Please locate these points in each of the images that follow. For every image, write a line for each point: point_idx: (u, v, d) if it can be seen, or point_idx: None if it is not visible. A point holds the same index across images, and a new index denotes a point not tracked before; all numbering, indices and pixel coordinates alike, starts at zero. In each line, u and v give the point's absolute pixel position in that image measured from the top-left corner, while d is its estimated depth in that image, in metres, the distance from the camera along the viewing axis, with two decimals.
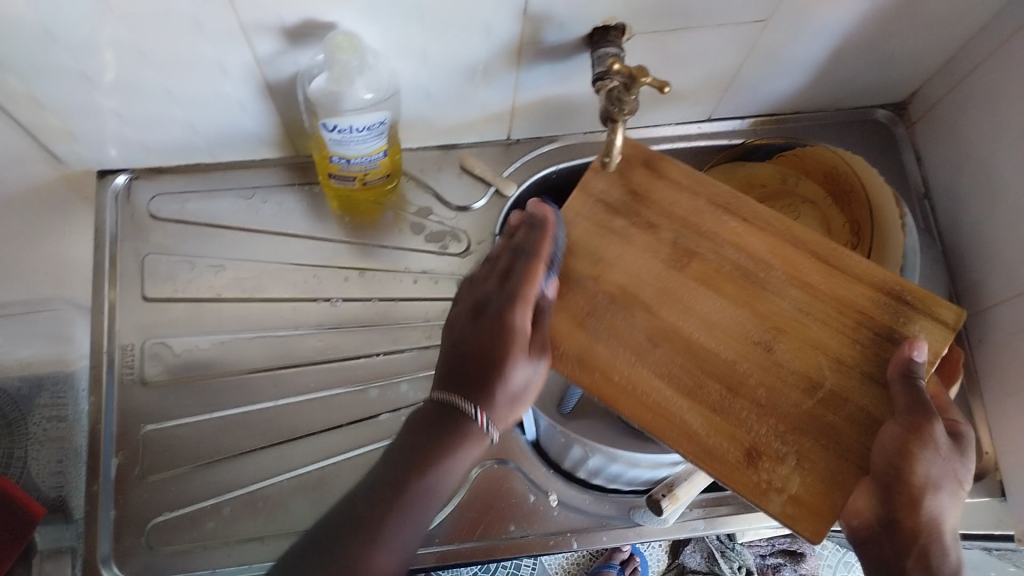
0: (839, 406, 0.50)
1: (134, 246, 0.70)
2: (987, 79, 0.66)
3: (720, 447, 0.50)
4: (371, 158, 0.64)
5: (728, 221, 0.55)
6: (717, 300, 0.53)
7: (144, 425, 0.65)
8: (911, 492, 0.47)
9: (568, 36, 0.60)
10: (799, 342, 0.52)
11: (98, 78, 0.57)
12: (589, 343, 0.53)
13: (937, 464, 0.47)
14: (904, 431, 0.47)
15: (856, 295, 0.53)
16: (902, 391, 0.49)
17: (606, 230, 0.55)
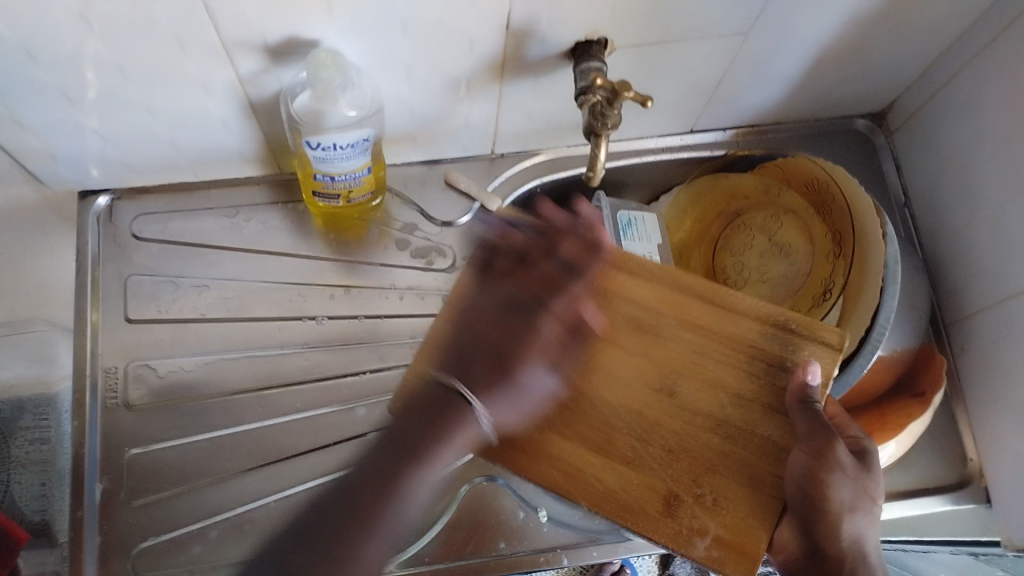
0: (746, 442, 0.51)
1: (116, 267, 0.69)
2: (964, 89, 0.68)
3: (638, 499, 0.51)
4: (355, 175, 0.64)
5: (617, 274, 0.54)
6: (616, 351, 0.53)
7: (128, 449, 0.64)
8: (830, 518, 0.49)
9: (550, 51, 0.60)
10: (700, 384, 0.52)
11: (79, 97, 0.57)
12: (499, 419, 0.51)
13: (847, 488, 0.49)
14: (809, 458, 0.49)
15: (746, 331, 0.53)
16: (800, 419, 0.49)
17: (499, 303, 0.54)
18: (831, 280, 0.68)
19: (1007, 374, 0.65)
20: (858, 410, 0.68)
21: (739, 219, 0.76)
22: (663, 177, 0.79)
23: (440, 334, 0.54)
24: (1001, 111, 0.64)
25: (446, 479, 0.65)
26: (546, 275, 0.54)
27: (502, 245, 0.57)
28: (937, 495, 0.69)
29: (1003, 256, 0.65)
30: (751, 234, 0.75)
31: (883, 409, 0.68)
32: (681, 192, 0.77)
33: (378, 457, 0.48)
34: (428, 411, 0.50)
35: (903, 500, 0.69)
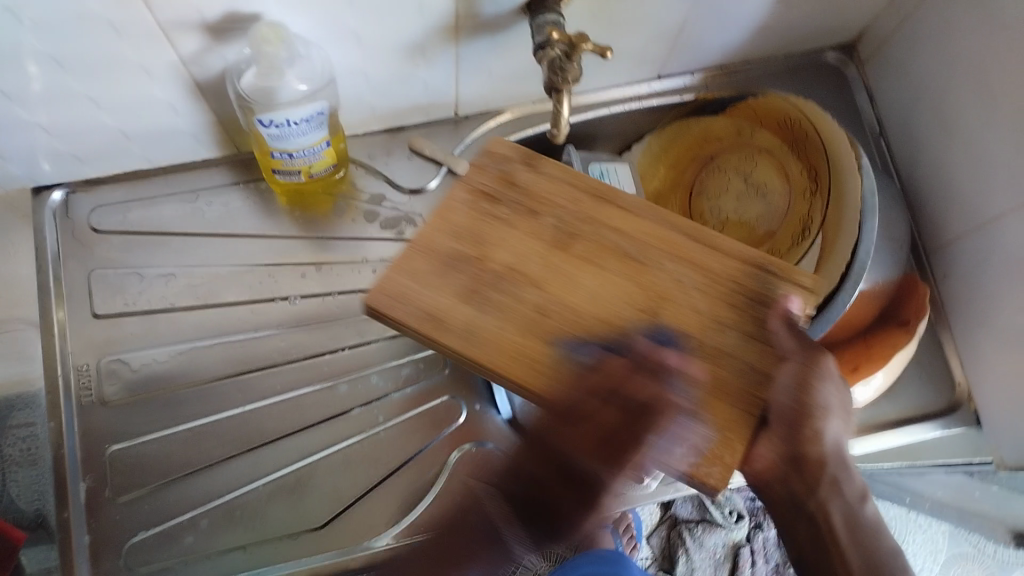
0: (722, 363, 0.46)
1: (79, 262, 0.67)
2: (935, 12, 0.66)
3: (618, 411, 0.44)
4: (314, 149, 0.62)
5: (605, 211, 0.50)
6: (591, 272, 0.47)
7: (109, 445, 0.63)
8: (812, 422, 0.46)
9: (506, 6, 0.58)
10: (682, 309, 0.47)
11: (18, 92, 0.54)
12: (475, 318, 0.45)
13: (835, 394, 0.46)
14: (796, 373, 0.45)
15: (724, 269, 0.48)
16: (787, 337, 0.46)
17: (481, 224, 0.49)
18: (810, 217, 0.67)
19: (990, 300, 0.64)
20: (845, 343, 0.67)
21: (714, 162, 0.73)
22: (634, 127, 0.77)
23: (428, 234, 0.48)
24: (970, 34, 0.62)
25: (436, 449, 0.65)
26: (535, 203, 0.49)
27: (489, 162, 0.51)
28: (929, 421, 0.69)
29: (980, 182, 0.64)
30: (726, 176, 0.72)
31: (870, 342, 0.67)
32: (652, 139, 0.75)
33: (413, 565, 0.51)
34: (469, 541, 0.48)
35: (895, 429, 0.68)
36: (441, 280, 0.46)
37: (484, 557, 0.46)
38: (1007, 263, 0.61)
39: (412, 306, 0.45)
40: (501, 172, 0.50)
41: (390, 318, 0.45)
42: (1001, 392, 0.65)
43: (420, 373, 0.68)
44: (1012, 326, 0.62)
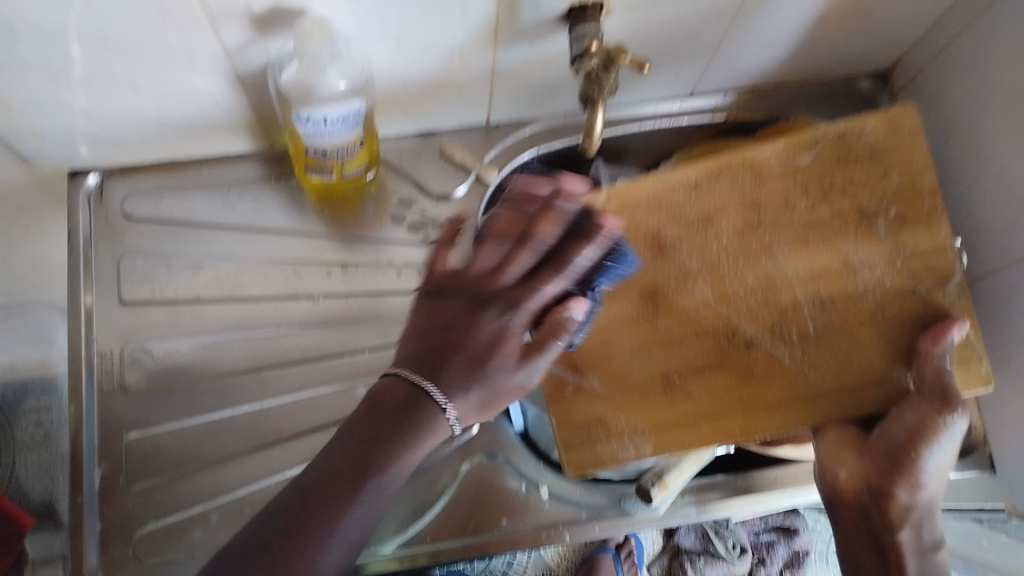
0: (788, 316, 0.55)
1: (110, 249, 0.68)
2: (971, 43, 0.65)
3: (737, 242, 0.56)
4: (349, 148, 0.62)
5: (599, 312, 0.58)
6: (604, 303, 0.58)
7: (127, 432, 0.64)
8: (915, 475, 0.52)
9: (544, 15, 0.58)
10: (710, 345, 0.56)
11: (62, 74, 0.54)
12: None
13: (947, 459, 0.52)
14: (916, 416, 0.51)
15: (701, 343, 0.56)
16: (929, 375, 0.52)
17: (597, 352, 0.58)
18: None
19: (1009, 339, 0.64)
20: None
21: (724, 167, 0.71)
22: (663, 144, 0.77)
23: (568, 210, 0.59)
24: (1005, 68, 0.62)
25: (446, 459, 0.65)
26: (596, 343, 0.58)
27: None
28: None
29: (1011, 218, 0.63)
30: None
31: None
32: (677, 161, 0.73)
33: (324, 464, 0.48)
34: (387, 418, 0.49)
35: None
36: None
37: (420, 420, 0.48)
38: None
39: None
40: None
41: None
42: (1017, 436, 0.65)
43: None
44: None
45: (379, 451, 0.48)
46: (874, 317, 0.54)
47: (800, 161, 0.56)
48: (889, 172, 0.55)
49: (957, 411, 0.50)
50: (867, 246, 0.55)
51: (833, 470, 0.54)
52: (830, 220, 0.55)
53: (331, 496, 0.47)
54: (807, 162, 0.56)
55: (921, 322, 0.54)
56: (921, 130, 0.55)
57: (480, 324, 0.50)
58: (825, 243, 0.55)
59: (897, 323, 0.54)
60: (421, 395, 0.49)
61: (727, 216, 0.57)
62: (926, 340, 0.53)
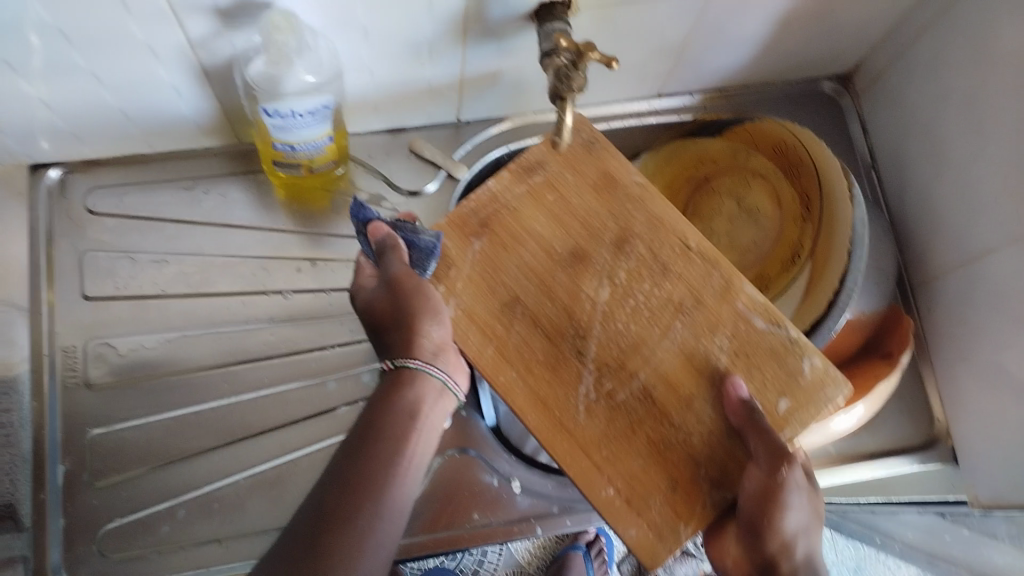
0: (622, 381, 0.51)
1: (71, 243, 0.67)
2: (931, 44, 0.67)
3: (654, 305, 0.53)
4: (316, 143, 0.62)
5: (539, 219, 0.55)
6: (542, 221, 0.55)
7: (89, 429, 0.63)
8: (778, 538, 0.47)
9: (513, 12, 0.58)
10: (552, 329, 0.52)
11: (23, 65, 0.53)
12: (572, 195, 0.55)
13: (803, 514, 0.47)
14: (763, 474, 0.47)
15: (550, 319, 0.52)
16: (755, 438, 0.48)
17: (506, 233, 0.54)
18: (801, 245, 0.69)
19: (972, 333, 0.66)
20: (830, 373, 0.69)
21: (708, 184, 0.74)
22: (631, 145, 0.78)
23: (608, 156, 0.57)
24: (965, 68, 0.63)
25: None
26: (510, 231, 0.54)
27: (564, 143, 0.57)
28: (904, 455, 0.71)
29: (969, 215, 0.65)
30: (720, 199, 0.73)
31: (853, 372, 0.69)
32: (647, 159, 0.75)
33: (332, 476, 0.46)
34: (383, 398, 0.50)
35: (871, 461, 0.71)
36: (580, 169, 0.56)
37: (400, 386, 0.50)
38: (992, 298, 0.63)
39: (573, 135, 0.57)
40: (582, 147, 0.57)
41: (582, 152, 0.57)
42: (976, 426, 0.67)
43: None
44: (991, 361, 0.64)
45: (381, 412, 0.49)
46: (670, 442, 0.50)
47: (753, 322, 0.52)
48: (782, 396, 0.51)
49: (790, 460, 0.47)
50: (714, 405, 0.51)
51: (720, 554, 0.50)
52: (722, 368, 0.51)
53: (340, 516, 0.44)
54: (754, 327, 0.52)
55: (674, 485, 0.49)
56: (835, 408, 0.51)
57: (374, 301, 0.53)
58: (705, 374, 0.51)
59: (651, 464, 0.49)
60: (404, 367, 0.50)
61: (681, 284, 0.53)
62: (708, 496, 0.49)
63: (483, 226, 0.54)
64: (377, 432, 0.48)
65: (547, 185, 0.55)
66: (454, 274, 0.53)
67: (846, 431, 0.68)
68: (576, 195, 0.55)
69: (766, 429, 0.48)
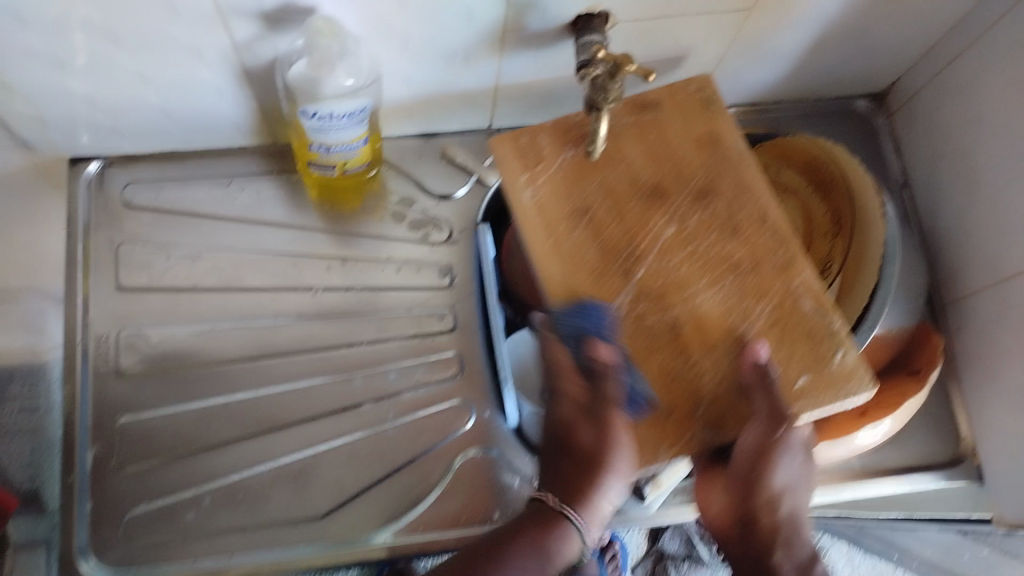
0: (657, 308, 0.53)
1: (108, 235, 0.68)
2: (967, 66, 0.67)
3: (710, 254, 0.54)
4: (351, 146, 0.63)
5: (632, 142, 0.59)
6: (634, 150, 0.58)
7: (119, 417, 0.64)
8: (764, 493, 0.53)
9: (551, 22, 0.59)
10: (610, 244, 0.55)
11: (70, 61, 0.55)
12: (672, 138, 0.59)
13: (791, 471, 0.53)
14: (759, 432, 0.49)
15: (609, 235, 0.55)
16: (761, 396, 0.49)
17: (600, 151, 0.58)
18: (831, 260, 0.69)
19: (1001, 354, 0.65)
20: None
21: None
22: None
23: (723, 127, 0.59)
24: (1001, 90, 0.63)
25: (442, 451, 0.65)
26: (605, 152, 0.58)
27: (671, 98, 0.60)
28: (929, 472, 0.70)
29: (1002, 237, 0.65)
30: None
31: (879, 387, 0.68)
32: None
33: (443, 567, 0.55)
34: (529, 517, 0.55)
35: (897, 477, 0.69)
36: (687, 122, 0.59)
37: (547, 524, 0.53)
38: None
39: (681, 94, 0.60)
40: (698, 103, 0.60)
41: (693, 109, 0.60)
42: (1004, 447, 0.67)
43: (430, 375, 0.68)
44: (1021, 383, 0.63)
45: (513, 539, 0.54)
46: (682, 374, 0.51)
47: (803, 303, 0.53)
48: (803, 376, 0.50)
49: (785, 424, 0.49)
50: (734, 355, 0.51)
51: (704, 504, 0.57)
52: (756, 331, 0.52)
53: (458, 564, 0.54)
54: (801, 306, 0.52)
55: (668, 412, 0.50)
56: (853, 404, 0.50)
57: (566, 417, 0.54)
58: (734, 327, 0.52)
59: (653, 386, 0.51)
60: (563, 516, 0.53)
61: (744, 246, 0.55)
62: (692, 427, 0.50)
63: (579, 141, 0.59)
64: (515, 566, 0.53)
65: (650, 126, 0.59)
66: (543, 164, 0.58)
67: (869, 446, 0.67)
68: (674, 139, 0.59)
69: (773, 390, 0.49)
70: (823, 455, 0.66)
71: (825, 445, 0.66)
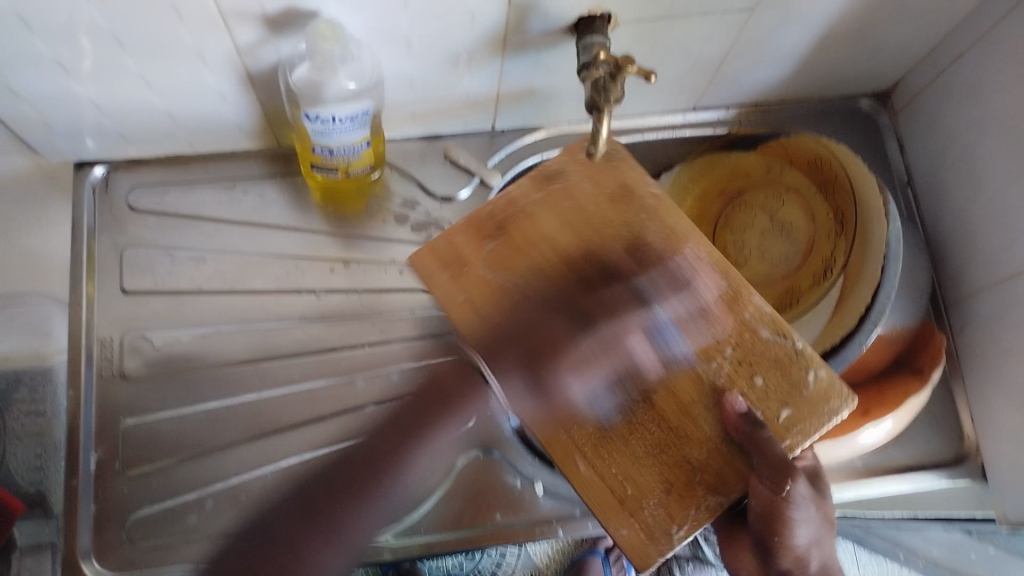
0: (624, 380, 0.55)
1: (112, 238, 0.68)
2: (972, 65, 0.66)
3: (658, 314, 0.57)
4: (353, 148, 0.63)
5: (553, 220, 0.60)
6: (554, 225, 0.60)
7: (122, 420, 0.64)
8: (791, 553, 0.49)
9: (552, 24, 0.59)
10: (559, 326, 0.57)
11: (75, 67, 0.55)
12: (588, 204, 0.60)
13: (816, 531, 0.50)
14: (767, 488, 0.49)
15: (557, 320, 0.57)
16: (762, 451, 0.50)
17: (525, 237, 0.59)
18: (833, 259, 0.70)
19: (1006, 354, 0.65)
20: (858, 388, 0.69)
21: (742, 198, 0.75)
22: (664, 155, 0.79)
23: (630, 174, 0.62)
24: (1006, 89, 0.63)
25: (445, 450, 0.65)
26: (530, 235, 0.59)
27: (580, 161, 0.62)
28: (934, 471, 0.69)
29: (1007, 236, 0.64)
30: (753, 214, 0.74)
31: (882, 387, 0.68)
32: (681, 172, 0.76)
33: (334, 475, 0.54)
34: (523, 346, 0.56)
35: (900, 477, 0.69)
36: (599, 184, 0.61)
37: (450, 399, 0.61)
38: None
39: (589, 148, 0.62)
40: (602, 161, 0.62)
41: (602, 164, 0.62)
42: (1012, 449, 0.66)
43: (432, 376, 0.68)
44: None
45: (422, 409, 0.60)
46: (674, 447, 0.53)
47: (760, 333, 0.55)
48: (786, 402, 0.53)
49: (794, 478, 0.48)
50: (716, 407, 0.54)
51: (737, 566, 0.54)
52: (724, 374, 0.54)
53: (329, 519, 0.51)
54: (761, 338, 0.55)
55: (669, 489, 0.52)
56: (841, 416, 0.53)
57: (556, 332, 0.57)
58: (701, 382, 0.54)
59: (653, 465, 0.53)
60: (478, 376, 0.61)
61: (689, 296, 0.57)
62: (704, 495, 0.52)
63: (501, 228, 0.60)
64: (429, 423, 0.59)
65: (565, 194, 0.61)
66: (468, 271, 0.58)
67: (874, 446, 0.67)
68: (592, 206, 0.60)
69: (771, 441, 0.50)
70: (825, 457, 0.66)
71: (827, 446, 0.66)
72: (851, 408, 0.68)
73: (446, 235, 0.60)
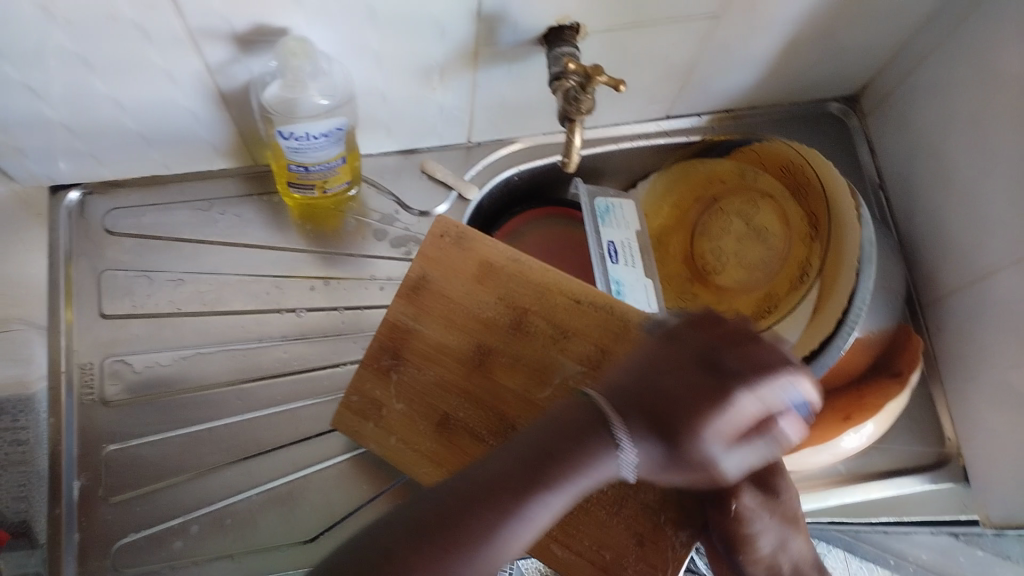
0: None
1: (90, 263, 0.68)
2: (937, 66, 0.68)
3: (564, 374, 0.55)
4: (329, 164, 0.63)
5: (432, 326, 0.56)
6: (435, 330, 0.56)
7: (105, 445, 0.64)
8: (759, 556, 0.52)
9: (523, 36, 0.60)
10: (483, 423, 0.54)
11: (47, 89, 0.55)
12: (456, 293, 0.57)
13: (769, 525, 0.52)
14: (718, 512, 0.50)
15: (479, 422, 0.54)
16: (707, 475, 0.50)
17: (419, 357, 0.56)
18: (808, 263, 0.70)
19: (982, 352, 0.66)
20: (838, 393, 0.69)
21: (717, 204, 0.76)
22: (639, 163, 0.80)
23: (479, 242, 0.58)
24: (970, 89, 0.64)
25: None
26: (417, 351, 0.56)
27: (436, 247, 0.58)
28: (915, 474, 0.71)
29: (977, 233, 0.65)
30: (729, 219, 0.75)
31: (861, 391, 0.69)
32: (658, 179, 0.79)
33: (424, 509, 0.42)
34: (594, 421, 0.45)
35: (883, 482, 0.70)
36: (451, 267, 0.58)
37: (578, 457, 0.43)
38: (1002, 316, 0.63)
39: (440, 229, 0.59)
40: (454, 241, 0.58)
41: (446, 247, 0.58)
42: (990, 446, 0.67)
43: None
44: (1002, 378, 0.64)
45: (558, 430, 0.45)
46: (629, 498, 0.52)
47: None
48: None
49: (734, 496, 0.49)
50: None
51: None
52: None
53: (432, 546, 0.40)
54: None
55: (642, 540, 0.51)
56: None
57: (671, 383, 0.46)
58: None
59: (618, 523, 0.51)
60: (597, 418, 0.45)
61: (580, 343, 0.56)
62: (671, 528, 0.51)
63: (395, 356, 0.56)
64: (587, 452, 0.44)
65: (437, 293, 0.57)
66: (387, 412, 0.55)
67: (856, 450, 0.67)
68: (461, 292, 0.57)
69: None
70: (807, 463, 0.67)
71: (808, 453, 0.66)
72: (833, 414, 0.68)
73: (352, 385, 0.55)
